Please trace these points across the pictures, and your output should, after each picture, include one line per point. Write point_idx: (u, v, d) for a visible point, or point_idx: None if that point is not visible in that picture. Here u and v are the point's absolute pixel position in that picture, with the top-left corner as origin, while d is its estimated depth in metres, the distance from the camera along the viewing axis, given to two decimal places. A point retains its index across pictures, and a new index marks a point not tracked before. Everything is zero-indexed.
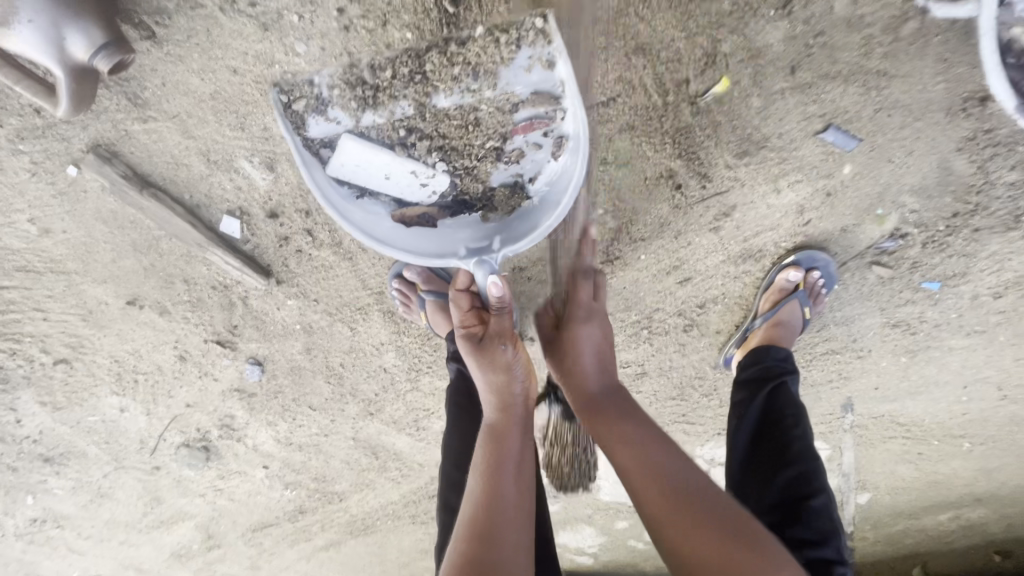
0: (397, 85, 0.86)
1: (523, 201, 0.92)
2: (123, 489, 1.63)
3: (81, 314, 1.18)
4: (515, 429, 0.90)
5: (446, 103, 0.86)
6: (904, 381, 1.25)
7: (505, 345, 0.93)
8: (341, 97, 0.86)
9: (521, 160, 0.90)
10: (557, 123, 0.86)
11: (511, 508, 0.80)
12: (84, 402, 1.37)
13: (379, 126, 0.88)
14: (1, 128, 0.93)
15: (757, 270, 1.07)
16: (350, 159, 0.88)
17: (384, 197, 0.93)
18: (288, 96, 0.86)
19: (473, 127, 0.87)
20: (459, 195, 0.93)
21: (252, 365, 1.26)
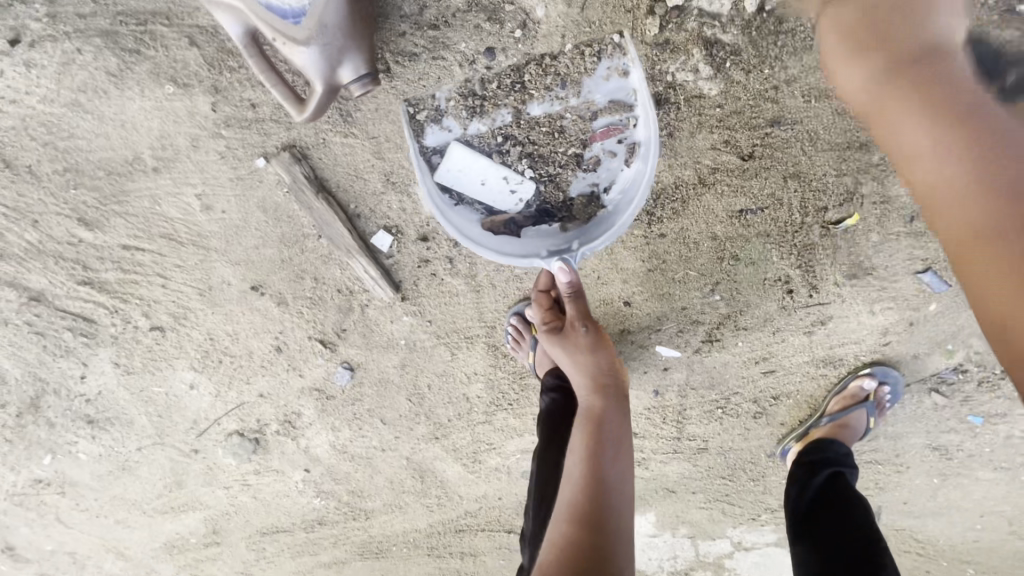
0: (500, 94, 0.96)
1: (598, 209, 1.02)
2: (148, 467, 1.59)
3: (200, 289, 1.23)
4: (610, 415, 0.97)
5: (538, 111, 0.96)
6: (930, 501, 1.37)
7: (584, 328, 1.01)
8: (455, 108, 0.97)
9: (597, 167, 1.00)
10: (629, 131, 0.96)
11: (613, 496, 0.90)
12: (158, 371, 1.38)
13: (482, 135, 0.98)
14: (215, 113, 1.04)
15: (833, 375, 1.20)
16: (455, 165, 0.99)
17: (478, 205, 1.02)
18: (412, 107, 0.98)
19: (557, 134, 0.97)
20: (542, 203, 1.02)
21: (344, 369, 1.31)
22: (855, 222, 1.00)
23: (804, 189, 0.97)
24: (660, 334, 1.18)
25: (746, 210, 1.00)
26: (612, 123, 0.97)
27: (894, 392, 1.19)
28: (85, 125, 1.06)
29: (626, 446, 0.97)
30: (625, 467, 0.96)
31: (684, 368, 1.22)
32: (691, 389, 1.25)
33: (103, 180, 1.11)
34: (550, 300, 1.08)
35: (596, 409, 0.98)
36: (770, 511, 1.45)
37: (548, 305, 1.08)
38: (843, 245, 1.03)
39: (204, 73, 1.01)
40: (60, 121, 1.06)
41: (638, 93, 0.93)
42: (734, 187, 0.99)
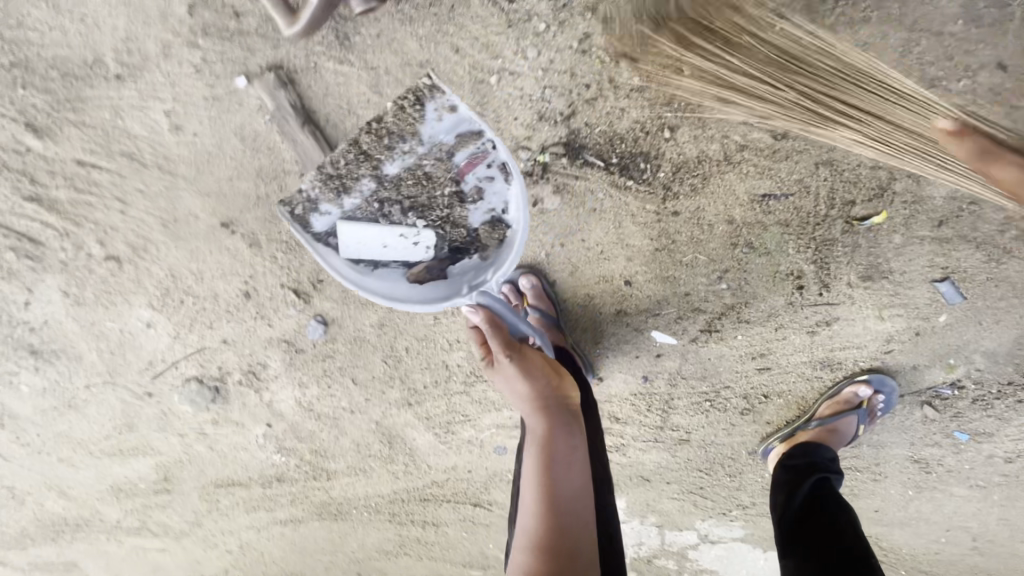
0: (353, 167, 0.99)
1: (505, 231, 1.02)
2: (97, 406, 1.49)
3: (164, 220, 1.12)
4: (557, 432, 0.89)
5: (395, 168, 0.98)
6: (900, 512, 1.37)
7: (507, 357, 0.93)
8: (323, 192, 1.01)
9: (483, 195, 0.99)
10: (492, 154, 0.95)
11: (567, 523, 0.82)
12: (112, 306, 1.26)
13: (360, 205, 1.01)
14: (192, 19, 0.92)
15: (827, 379, 1.16)
16: (351, 241, 1.03)
17: (395, 264, 1.06)
18: (289, 205, 1.02)
19: (427, 181, 0.98)
20: (450, 242, 1.04)
21: (317, 323, 1.22)
22: (881, 220, 0.94)
23: (834, 178, 0.91)
24: (657, 318, 1.12)
25: (770, 194, 0.93)
26: (473, 153, 0.96)
27: (888, 401, 1.15)
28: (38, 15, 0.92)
29: (579, 458, 0.88)
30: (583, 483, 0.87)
31: (678, 357, 1.16)
32: (681, 379, 1.20)
33: (58, 83, 0.98)
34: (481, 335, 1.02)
35: (537, 429, 0.89)
36: (741, 508, 1.43)
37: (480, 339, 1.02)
38: (863, 243, 0.97)
39: None
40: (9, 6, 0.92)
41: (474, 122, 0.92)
42: (760, 169, 0.92)
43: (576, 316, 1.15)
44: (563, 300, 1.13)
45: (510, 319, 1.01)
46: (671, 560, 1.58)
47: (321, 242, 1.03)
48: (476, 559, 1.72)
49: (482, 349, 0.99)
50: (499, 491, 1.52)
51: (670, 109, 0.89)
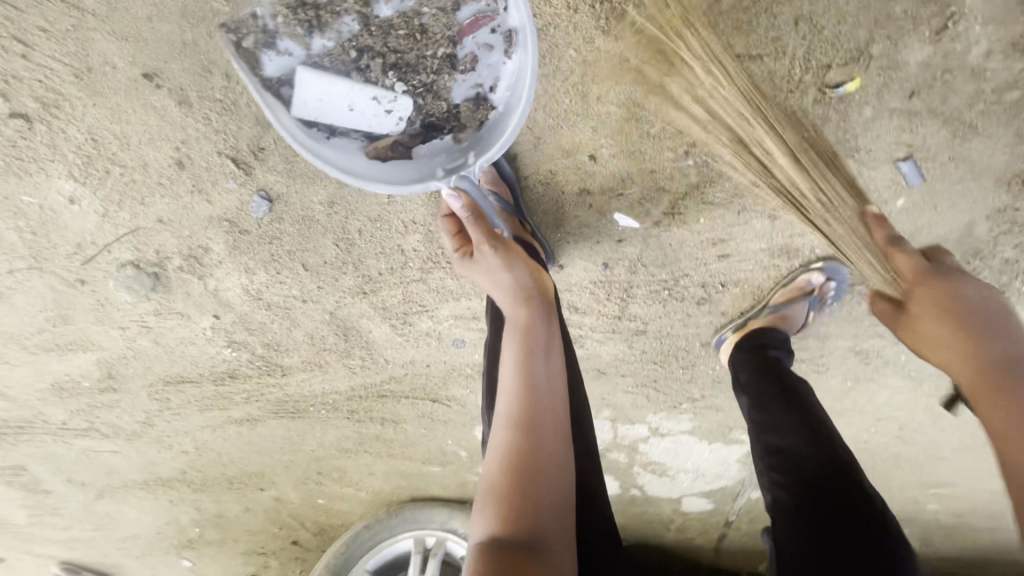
0: (336, 0, 0.90)
1: (489, 111, 1.00)
2: (25, 296, 1.38)
3: (78, 68, 0.99)
4: (537, 322, 0.93)
5: (388, 11, 0.92)
6: (839, 403, 1.44)
7: (494, 248, 0.98)
8: (286, 25, 0.90)
9: (477, 66, 0.96)
10: (500, 17, 0.92)
11: (546, 405, 0.85)
12: (26, 176, 1.14)
13: (331, 51, 0.93)
14: None
15: (784, 267, 1.17)
16: (310, 93, 0.94)
17: (355, 133, 0.99)
18: (236, 35, 0.90)
19: (420, 36, 0.94)
20: (424, 116, 1.01)
21: (261, 198, 1.14)
22: (856, 88, 0.91)
23: (815, 36, 0.87)
24: (619, 199, 1.09)
25: (745, 54, 0.89)
26: (480, 11, 0.92)
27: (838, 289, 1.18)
28: None
29: (558, 350, 0.93)
30: (560, 371, 0.91)
31: (638, 242, 1.14)
32: (641, 267, 1.19)
33: None
34: (458, 226, 1.06)
35: (521, 319, 0.93)
36: (693, 401, 1.47)
37: (455, 229, 1.05)
38: (832, 116, 0.94)
39: None
40: None
41: None
42: (733, 23, 0.87)
43: (537, 197, 1.11)
44: (524, 176, 1.09)
45: (489, 213, 1.03)
46: (623, 452, 1.65)
47: (270, 89, 0.91)
48: (435, 455, 1.76)
49: (457, 242, 1.05)
50: (457, 387, 1.53)
51: None
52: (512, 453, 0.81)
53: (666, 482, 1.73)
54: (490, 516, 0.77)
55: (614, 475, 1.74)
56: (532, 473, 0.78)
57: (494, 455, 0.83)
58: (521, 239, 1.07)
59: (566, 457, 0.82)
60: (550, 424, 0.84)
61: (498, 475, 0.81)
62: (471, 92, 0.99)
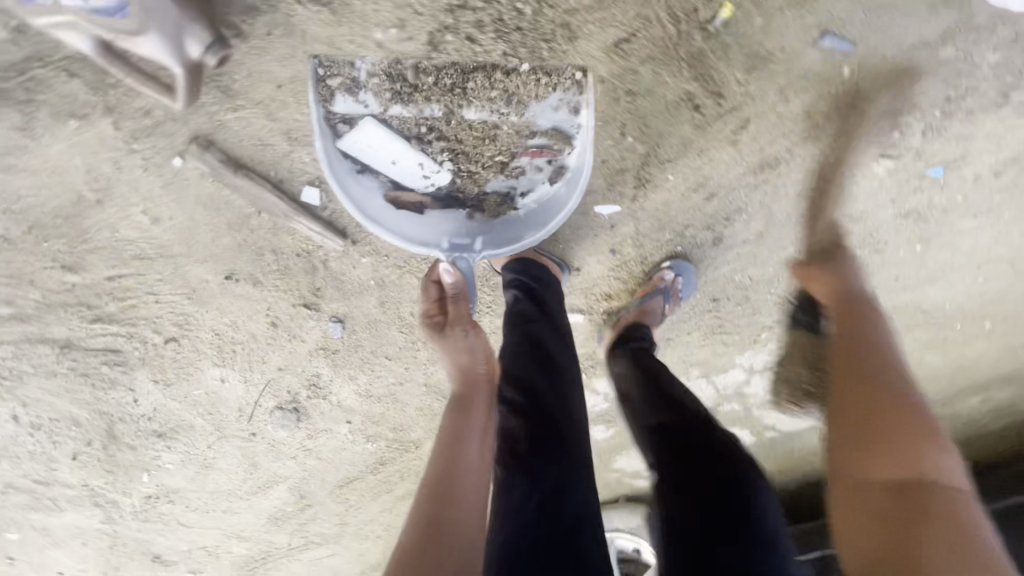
0: (434, 91, 1.07)
1: (509, 209, 1.22)
2: (225, 459, 1.82)
3: (187, 293, 1.36)
4: (478, 405, 0.99)
5: (473, 116, 1.10)
6: (922, 269, 1.38)
7: (468, 329, 1.10)
8: (376, 87, 1.06)
9: (520, 176, 1.19)
10: (561, 156, 1.16)
11: (470, 477, 0.90)
12: (190, 376, 1.55)
13: (404, 119, 1.10)
14: (119, 132, 1.10)
15: (777, 177, 1.20)
16: (362, 140, 1.10)
17: (383, 176, 1.16)
18: (326, 70, 1.04)
19: (490, 140, 1.13)
20: (453, 191, 1.21)
21: (334, 323, 1.43)
22: (730, 12, 0.99)
23: None
24: (592, 194, 1.22)
25: (622, 40, 1.00)
26: (547, 145, 1.14)
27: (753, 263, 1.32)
28: (24, 182, 1.14)
29: (494, 435, 0.97)
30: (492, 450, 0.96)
31: (630, 219, 1.26)
32: (643, 238, 1.29)
33: (63, 227, 1.21)
34: (440, 294, 1.16)
35: (461, 397, 1.00)
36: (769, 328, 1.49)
37: (437, 297, 1.16)
38: (732, 40, 1.02)
39: (92, 99, 1.06)
40: (4, 184, 1.14)
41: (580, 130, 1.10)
42: (601, 22, 0.99)
43: None
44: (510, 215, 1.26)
45: (471, 289, 1.19)
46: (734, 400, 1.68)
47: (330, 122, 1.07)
48: None
49: (438, 309, 1.14)
50: None
51: (502, 13, 0.97)
52: (425, 510, 0.86)
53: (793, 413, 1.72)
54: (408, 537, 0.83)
55: (738, 425, 1.76)
56: (438, 534, 0.82)
57: (408, 516, 0.87)
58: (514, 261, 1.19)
59: (478, 531, 0.85)
60: (471, 494, 0.88)
61: (407, 532, 0.84)
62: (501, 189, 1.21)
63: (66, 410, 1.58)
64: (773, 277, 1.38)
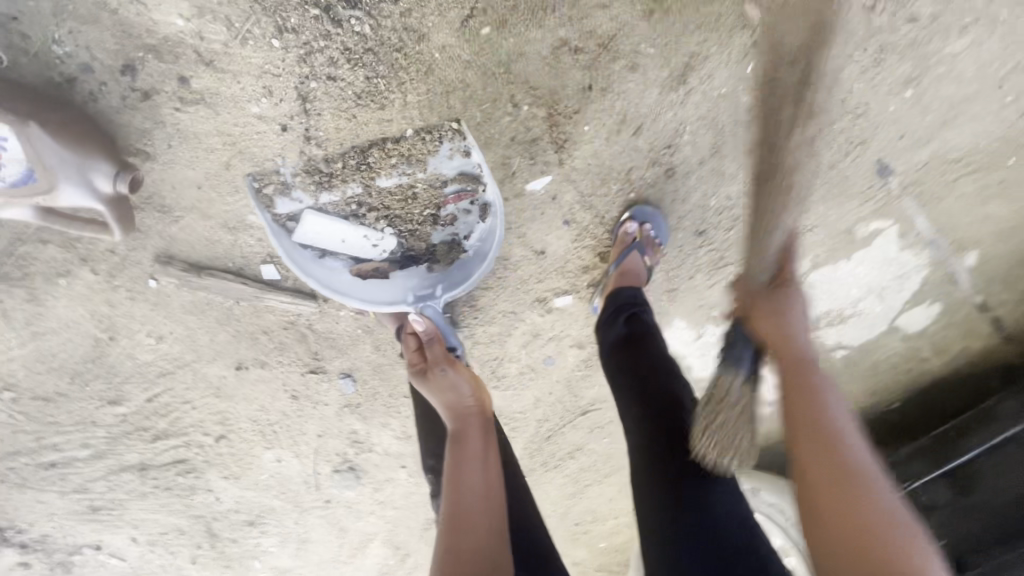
0: (346, 172, 1.12)
1: (459, 253, 1.24)
2: (315, 529, 1.93)
3: (213, 392, 1.48)
4: (473, 433, 0.97)
5: (388, 182, 1.14)
6: (927, 115, 1.17)
7: (444, 367, 1.06)
8: (301, 181, 1.13)
9: (454, 222, 1.21)
10: (478, 194, 1.17)
11: (478, 508, 0.86)
12: (251, 464, 1.68)
13: (334, 201, 1.16)
14: (100, 274, 1.25)
15: (700, 84, 1.09)
16: (311, 231, 1.16)
17: (342, 256, 1.21)
18: (258, 181, 1.13)
19: (412, 200, 1.17)
20: (406, 250, 1.24)
21: (345, 379, 1.49)
22: None
23: None
24: (519, 175, 1.17)
25: (465, 18, 0.99)
26: (462, 188, 1.17)
27: (660, 230, 1.24)
28: (52, 342, 1.33)
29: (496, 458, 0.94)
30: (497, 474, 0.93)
31: (568, 184, 1.19)
32: (591, 197, 1.22)
33: (95, 368, 1.38)
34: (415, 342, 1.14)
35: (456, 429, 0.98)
36: None
37: (416, 345, 1.13)
38: None
39: (68, 255, 1.21)
40: (39, 349, 1.34)
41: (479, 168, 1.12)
42: (437, 10, 0.99)
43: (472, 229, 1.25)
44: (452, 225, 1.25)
45: (445, 333, 1.19)
46: None
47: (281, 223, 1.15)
48: None
49: (417, 355, 1.12)
50: (589, 391, 1.61)
51: (347, 41, 0.99)
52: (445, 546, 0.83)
53: (855, 323, 1.50)
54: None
55: None
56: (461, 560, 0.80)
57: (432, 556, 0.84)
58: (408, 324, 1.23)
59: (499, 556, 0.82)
60: (482, 522, 0.85)
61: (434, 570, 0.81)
62: (445, 238, 1.23)
63: (169, 522, 1.78)
64: None
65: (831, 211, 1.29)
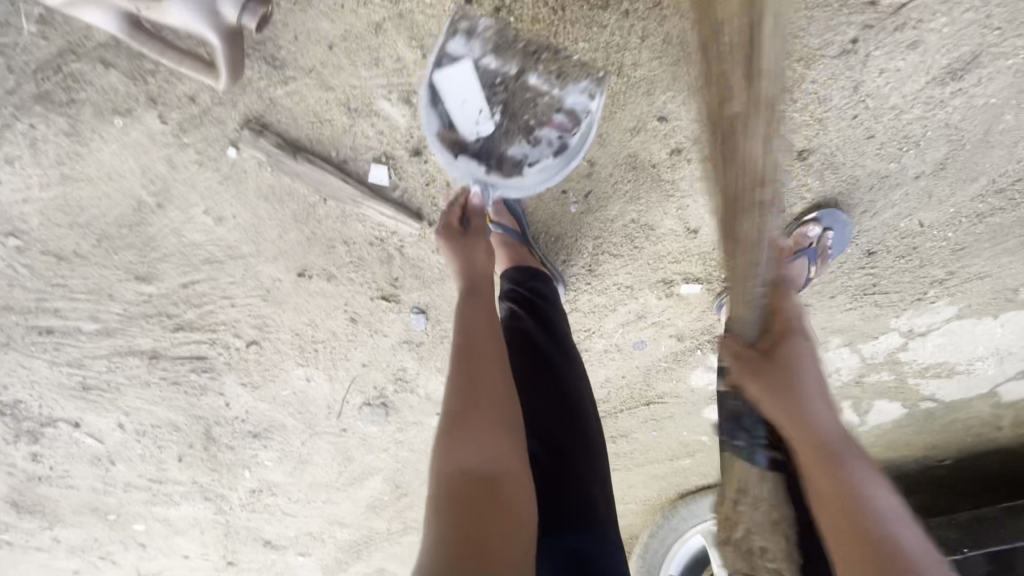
0: (519, 54, 0.94)
1: (513, 175, 1.05)
2: (319, 454, 1.77)
3: (262, 294, 1.26)
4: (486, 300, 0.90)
5: (535, 81, 0.96)
6: None
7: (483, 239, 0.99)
8: (490, 43, 0.93)
9: (535, 146, 1.02)
10: (570, 135, 1.00)
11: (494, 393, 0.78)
12: (275, 377, 1.47)
13: (493, 70, 0.95)
14: (167, 125, 0.99)
15: (972, 86, 0.90)
16: (451, 79, 0.95)
17: (441, 113, 0.98)
18: (463, 20, 0.90)
19: (533, 105, 0.99)
20: (487, 144, 1.02)
21: (417, 314, 1.29)
22: None
23: None
24: None
25: None
26: (570, 120, 0.99)
27: (840, 239, 1.08)
28: (84, 193, 1.07)
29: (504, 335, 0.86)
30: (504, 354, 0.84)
31: None
32: (782, 185, 1.03)
33: (129, 236, 1.14)
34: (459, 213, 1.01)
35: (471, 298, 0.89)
36: (939, 283, 1.18)
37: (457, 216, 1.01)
38: None
39: (134, 89, 0.96)
40: (65, 198, 1.07)
41: (593, 118, 0.96)
42: None
43: (630, 184, 1.05)
44: (611, 174, 1.04)
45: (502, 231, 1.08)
46: (884, 371, 1.40)
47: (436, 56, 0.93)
48: (682, 456, 1.69)
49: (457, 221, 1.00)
50: (664, 386, 1.47)
51: None
52: (455, 426, 0.74)
53: (961, 380, 1.42)
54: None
55: (886, 397, 1.48)
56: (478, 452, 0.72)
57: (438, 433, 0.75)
58: (523, 266, 1.05)
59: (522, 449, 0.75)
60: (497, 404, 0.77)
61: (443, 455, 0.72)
62: (519, 155, 1.03)
63: (165, 416, 1.58)
64: (952, 218, 1.08)
65: (1010, 264, 1.16)
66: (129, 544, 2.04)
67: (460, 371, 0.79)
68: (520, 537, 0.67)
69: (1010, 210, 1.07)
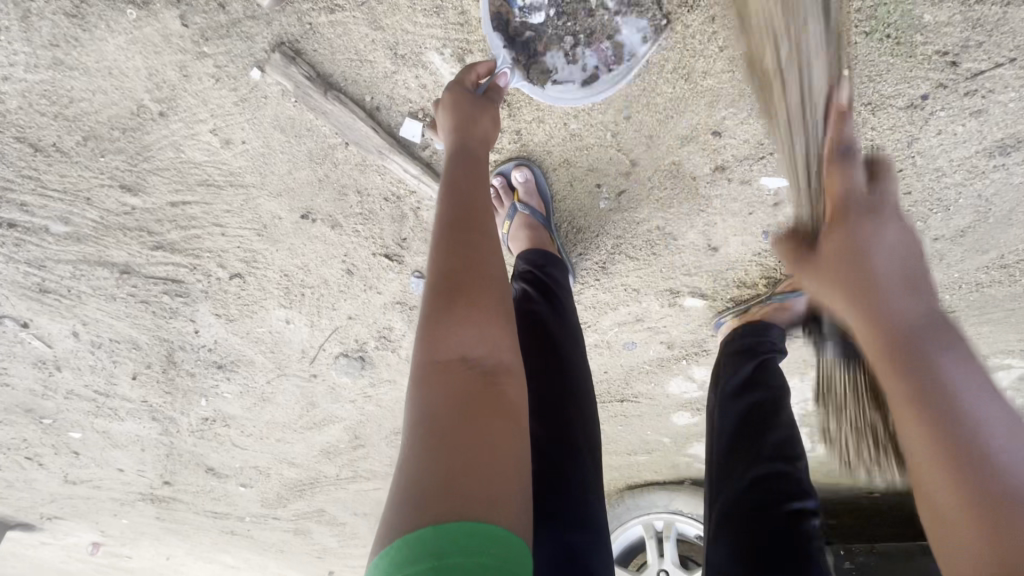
0: None
1: (535, 81, 0.94)
2: (283, 394, 1.70)
3: (257, 229, 1.18)
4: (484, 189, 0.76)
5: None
6: None
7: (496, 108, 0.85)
8: None
9: (569, 64, 0.95)
10: (606, 69, 0.93)
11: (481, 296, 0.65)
12: (254, 314, 1.39)
13: None
14: (188, 29, 0.90)
15: (1012, 163, 0.92)
16: None
17: None
18: None
19: (586, 20, 0.92)
20: (525, 32, 0.92)
21: (418, 279, 1.24)
22: None
23: None
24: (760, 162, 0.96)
25: None
26: (617, 55, 0.92)
27: None
28: (77, 84, 0.96)
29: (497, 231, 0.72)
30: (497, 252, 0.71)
31: None
32: None
33: (121, 139, 1.03)
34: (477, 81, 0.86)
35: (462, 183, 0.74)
36: None
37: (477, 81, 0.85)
38: None
39: None
40: (54, 85, 0.96)
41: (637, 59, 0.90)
42: None
43: (663, 190, 1.04)
44: (649, 178, 1.03)
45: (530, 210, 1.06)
46: None
47: None
48: (641, 453, 1.74)
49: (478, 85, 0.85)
50: (642, 386, 1.48)
51: None
52: (436, 334, 0.62)
53: None
54: (403, 505, 0.51)
55: None
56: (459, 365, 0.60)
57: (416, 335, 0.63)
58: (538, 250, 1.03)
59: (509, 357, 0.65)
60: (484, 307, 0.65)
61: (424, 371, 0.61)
62: (552, 65, 0.95)
63: (126, 332, 1.49)
64: (954, 283, 1.12)
65: (990, 333, 1.22)
66: (61, 450, 1.95)
67: (446, 271, 0.66)
68: (517, 442, 0.58)
69: (1007, 285, 1.11)
